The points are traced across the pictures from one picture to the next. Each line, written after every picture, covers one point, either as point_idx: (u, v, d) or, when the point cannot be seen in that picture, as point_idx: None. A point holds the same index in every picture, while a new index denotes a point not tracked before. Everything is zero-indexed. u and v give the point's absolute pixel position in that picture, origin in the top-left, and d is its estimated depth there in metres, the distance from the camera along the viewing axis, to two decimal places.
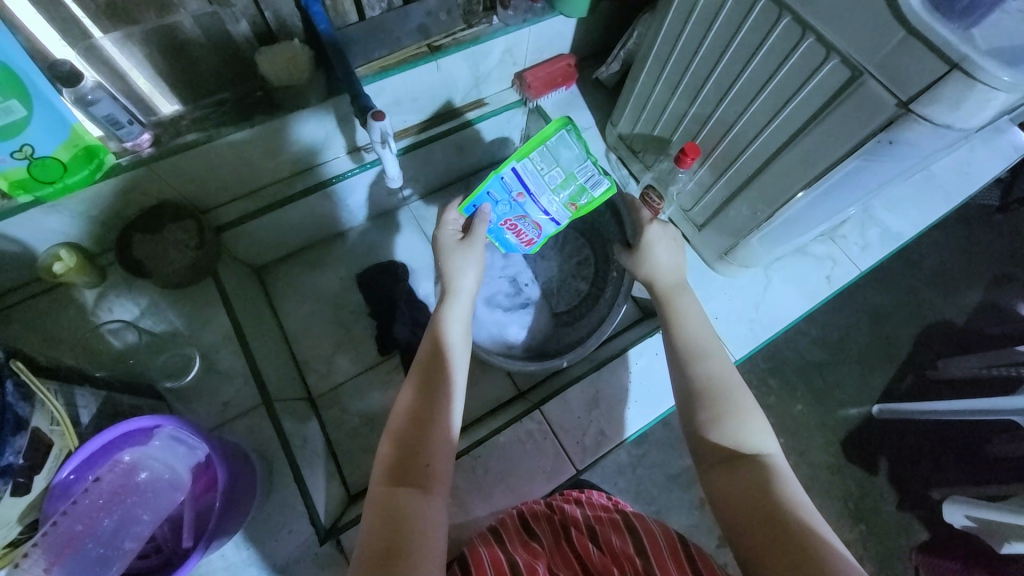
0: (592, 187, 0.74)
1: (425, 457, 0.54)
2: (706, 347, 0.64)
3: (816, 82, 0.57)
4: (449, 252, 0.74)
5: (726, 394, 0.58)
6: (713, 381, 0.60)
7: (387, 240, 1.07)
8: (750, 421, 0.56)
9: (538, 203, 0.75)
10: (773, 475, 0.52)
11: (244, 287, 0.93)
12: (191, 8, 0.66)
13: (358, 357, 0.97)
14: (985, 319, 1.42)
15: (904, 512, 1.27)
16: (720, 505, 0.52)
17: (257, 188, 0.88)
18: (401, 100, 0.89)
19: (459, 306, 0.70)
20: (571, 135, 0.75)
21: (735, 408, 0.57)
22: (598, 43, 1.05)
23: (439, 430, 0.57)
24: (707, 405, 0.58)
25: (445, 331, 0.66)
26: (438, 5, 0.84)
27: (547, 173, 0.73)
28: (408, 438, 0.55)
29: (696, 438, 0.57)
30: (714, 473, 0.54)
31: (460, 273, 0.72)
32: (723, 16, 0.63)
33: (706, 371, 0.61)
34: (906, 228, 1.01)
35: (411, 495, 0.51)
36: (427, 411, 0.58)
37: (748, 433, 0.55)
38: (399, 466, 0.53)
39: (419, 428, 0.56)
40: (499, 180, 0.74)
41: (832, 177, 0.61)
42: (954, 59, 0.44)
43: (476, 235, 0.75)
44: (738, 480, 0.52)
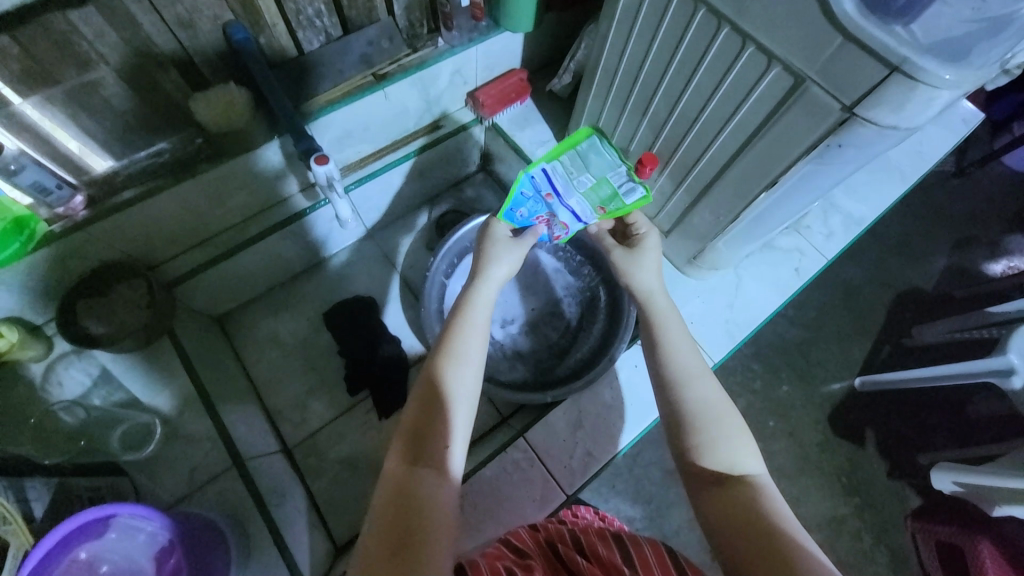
0: (624, 194, 0.71)
1: (443, 439, 0.51)
2: (696, 365, 0.58)
3: (760, 91, 0.56)
4: (490, 239, 0.69)
5: (718, 414, 0.54)
6: (705, 404, 0.55)
7: (354, 272, 1.04)
8: (739, 440, 0.53)
9: (566, 205, 0.72)
10: (762, 498, 0.49)
11: (205, 339, 0.89)
12: (112, 63, 0.63)
13: (336, 398, 0.94)
14: (953, 283, 1.46)
15: (894, 481, 1.30)
16: (710, 525, 0.49)
17: (210, 235, 0.84)
18: (352, 132, 0.86)
19: (487, 289, 0.63)
20: (603, 144, 0.76)
21: (728, 432, 0.53)
22: (549, 54, 1.04)
23: (460, 413, 0.53)
24: (699, 431, 0.53)
25: (471, 311, 0.60)
26: (378, 34, 0.83)
27: (576, 178, 0.73)
28: (425, 415, 0.52)
29: (685, 457, 0.53)
30: (705, 496, 0.51)
31: (495, 257, 0.67)
32: (665, 26, 0.63)
33: (697, 391, 0.56)
34: (867, 212, 1.02)
35: (426, 478, 0.48)
36: (448, 390, 0.53)
37: (735, 454, 0.52)
38: (416, 446, 0.50)
39: (438, 410, 0.52)
40: (529, 178, 0.72)
41: (788, 181, 0.60)
42: (894, 61, 0.44)
43: (524, 238, 0.70)
44: (727, 505, 0.49)
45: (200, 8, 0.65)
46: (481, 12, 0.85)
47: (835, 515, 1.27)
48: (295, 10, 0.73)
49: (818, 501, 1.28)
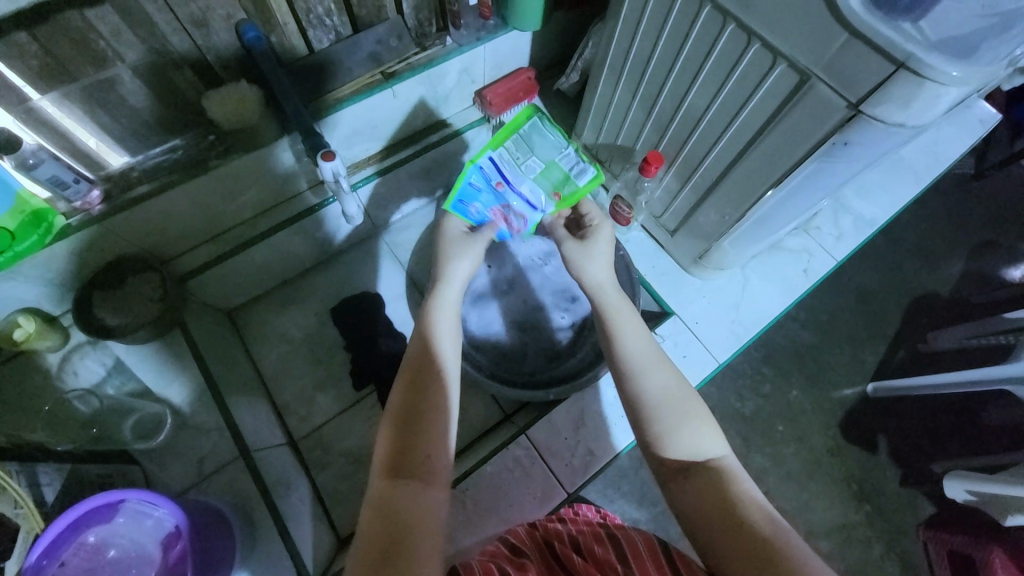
0: (574, 175, 0.75)
1: (426, 448, 0.51)
2: (652, 356, 0.58)
3: (765, 88, 0.56)
4: (448, 243, 0.70)
5: (675, 399, 0.54)
6: (662, 391, 0.55)
7: (361, 269, 1.05)
8: (699, 423, 0.53)
9: (519, 191, 0.73)
10: (728, 482, 0.49)
11: (216, 332, 0.91)
12: (129, 60, 0.65)
13: (341, 393, 0.95)
14: (970, 287, 1.43)
15: (907, 488, 1.27)
16: (681, 514, 0.49)
17: (222, 231, 0.86)
18: (360, 130, 0.88)
19: (450, 294, 0.65)
20: (543, 123, 0.77)
21: (685, 417, 0.53)
22: (558, 54, 1.04)
23: (440, 417, 0.53)
24: (657, 420, 0.53)
25: (438, 320, 0.62)
26: (388, 32, 0.83)
27: (524, 163, 0.74)
28: (405, 427, 0.52)
29: (648, 449, 0.53)
30: (672, 486, 0.50)
31: (455, 261, 0.68)
32: (671, 24, 0.63)
33: (652, 379, 0.55)
34: (879, 214, 1.00)
35: (411, 488, 0.48)
36: (422, 401, 0.54)
37: (696, 439, 0.52)
38: (397, 458, 0.50)
39: (416, 420, 0.52)
40: (477, 169, 0.73)
41: (794, 179, 0.60)
42: (900, 57, 0.43)
43: (479, 234, 0.71)
44: (695, 492, 0.48)
45: (214, 8, 0.66)
46: (488, 10, 0.86)
47: (845, 522, 1.25)
48: (305, 9, 0.74)
49: (827, 506, 1.26)
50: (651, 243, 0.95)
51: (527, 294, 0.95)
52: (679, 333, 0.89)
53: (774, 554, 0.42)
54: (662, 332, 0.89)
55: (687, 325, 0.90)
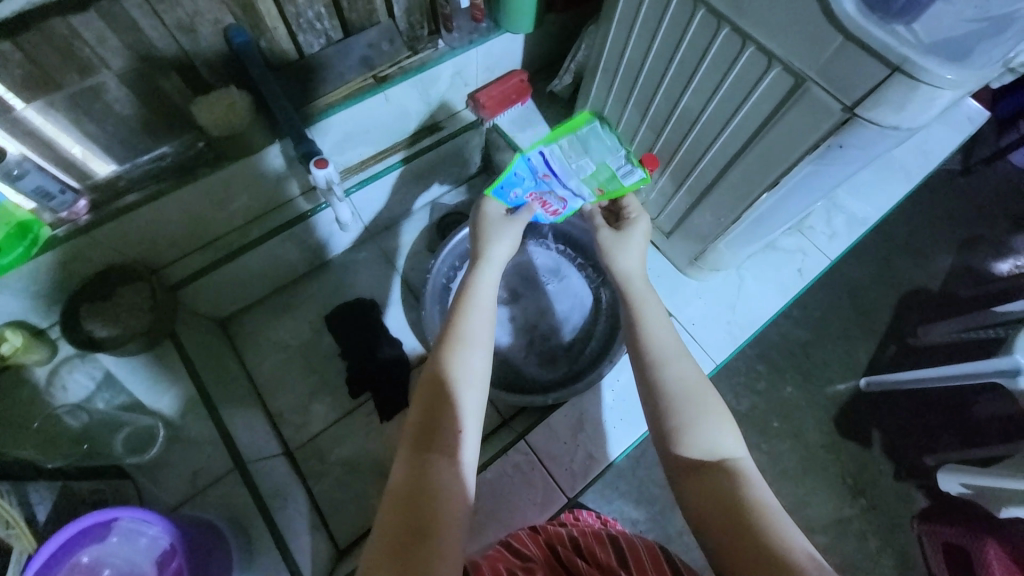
0: (623, 175, 0.75)
1: (456, 425, 0.51)
2: (673, 348, 0.57)
3: (761, 91, 0.56)
4: (487, 222, 0.70)
5: (695, 396, 0.54)
6: (683, 386, 0.54)
7: (356, 274, 1.04)
8: (717, 421, 0.52)
9: (566, 184, 0.73)
10: (741, 484, 0.48)
11: (208, 342, 0.90)
12: (114, 68, 0.63)
13: (337, 400, 0.94)
14: (960, 282, 1.44)
15: (901, 482, 1.28)
16: (692, 511, 0.49)
17: (213, 238, 0.85)
18: (352, 134, 0.87)
19: (489, 271, 0.64)
20: (601, 130, 0.82)
21: (704, 414, 0.52)
22: (550, 55, 1.04)
23: (471, 396, 0.53)
24: (675, 415, 0.53)
25: (475, 294, 0.61)
26: (379, 36, 0.83)
27: (572, 160, 0.75)
28: (434, 400, 0.52)
29: (662, 443, 0.53)
30: (686, 481, 0.50)
31: (493, 240, 0.68)
32: (665, 27, 0.63)
33: (673, 375, 0.55)
34: (871, 212, 1.01)
35: (439, 465, 0.49)
36: (455, 378, 0.53)
37: (712, 436, 0.51)
38: (426, 431, 0.50)
39: (445, 395, 0.52)
40: (526, 161, 0.73)
41: (789, 182, 0.60)
42: (894, 61, 0.43)
43: (517, 216, 0.71)
44: (707, 490, 0.48)
45: (201, 13, 0.65)
46: (481, 13, 0.86)
47: (841, 517, 1.26)
48: (295, 14, 0.73)
49: (823, 502, 1.27)
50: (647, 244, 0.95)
51: (526, 295, 0.94)
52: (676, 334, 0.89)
53: (784, 561, 0.42)
54: None
55: (684, 327, 0.90)
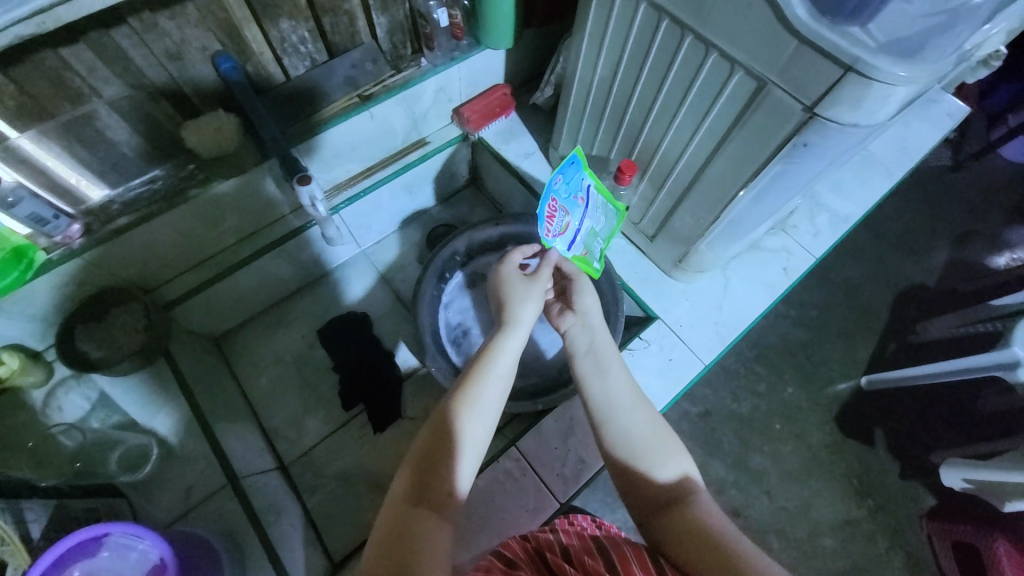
0: (597, 256, 0.80)
1: (445, 484, 0.51)
2: (629, 397, 0.59)
3: (726, 95, 0.58)
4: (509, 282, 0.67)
5: (649, 435, 0.58)
6: (638, 429, 0.58)
7: (349, 289, 1.05)
8: (672, 454, 0.57)
9: (582, 217, 0.73)
10: (701, 508, 0.52)
11: (202, 360, 0.91)
12: (106, 95, 0.66)
13: (330, 415, 0.95)
14: (955, 276, 1.45)
15: (908, 480, 1.27)
16: (665, 545, 0.51)
17: (206, 257, 0.87)
18: (340, 151, 0.90)
19: (514, 338, 0.62)
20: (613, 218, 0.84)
21: (659, 450, 0.57)
22: (532, 70, 1.07)
23: (466, 459, 0.53)
24: (638, 457, 0.56)
25: (492, 359, 0.59)
26: (362, 57, 0.86)
27: (597, 210, 0.78)
28: (425, 459, 0.52)
29: (631, 489, 0.56)
30: (656, 520, 0.53)
31: (521, 304, 0.65)
32: (634, 37, 0.65)
33: (629, 420, 0.58)
34: (854, 210, 1.02)
35: (423, 521, 0.48)
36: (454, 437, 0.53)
37: (670, 469, 0.56)
38: (413, 491, 0.50)
39: (441, 454, 0.52)
40: (578, 171, 0.69)
41: (761, 180, 0.61)
42: (847, 61, 0.45)
43: (540, 272, 0.68)
44: (677, 523, 0.51)
45: (188, 41, 0.68)
46: (461, 31, 0.89)
47: (848, 518, 1.25)
48: (280, 39, 0.76)
49: (829, 503, 1.26)
50: (633, 250, 0.96)
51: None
52: (664, 337, 0.90)
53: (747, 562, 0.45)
54: (647, 337, 0.90)
55: (672, 329, 0.91)
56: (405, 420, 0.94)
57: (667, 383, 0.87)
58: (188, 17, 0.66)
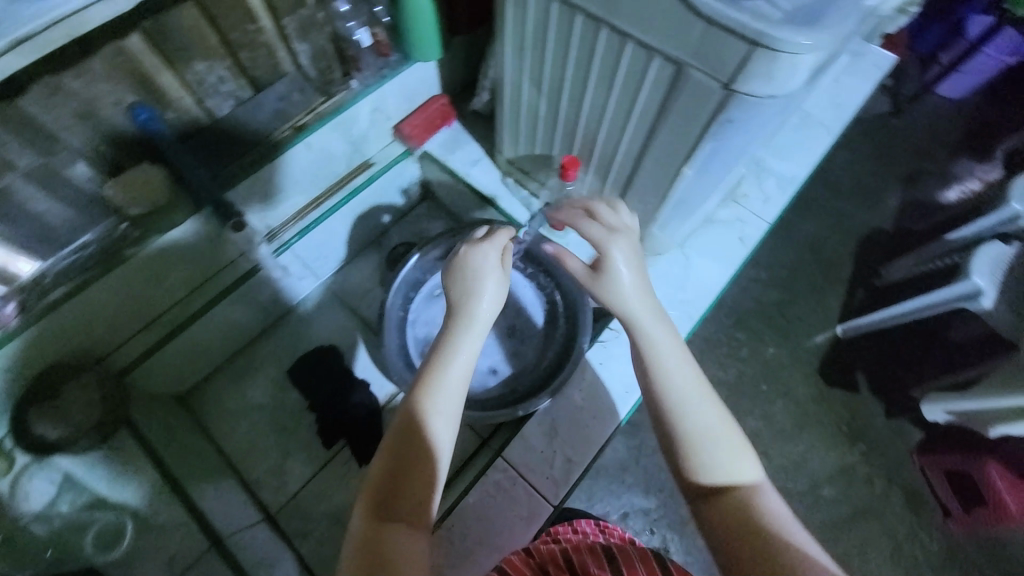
0: None
1: (416, 494, 0.51)
2: (688, 386, 0.56)
3: (649, 81, 0.58)
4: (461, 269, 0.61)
5: (711, 429, 0.54)
6: (700, 422, 0.54)
7: (316, 323, 1.03)
8: (735, 451, 0.54)
9: None
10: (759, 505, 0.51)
11: (169, 421, 0.88)
12: (21, 167, 0.63)
13: (312, 454, 0.93)
14: (909, 217, 1.49)
15: (893, 419, 1.31)
16: (716, 536, 0.50)
17: (155, 315, 0.83)
18: (284, 186, 0.88)
19: (472, 330, 0.58)
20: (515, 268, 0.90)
21: (722, 446, 0.54)
22: (467, 76, 1.06)
23: (435, 466, 0.52)
24: (697, 449, 0.53)
25: (451, 357, 0.56)
26: (288, 87, 0.83)
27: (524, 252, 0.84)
28: (393, 473, 0.51)
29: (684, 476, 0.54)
30: (710, 510, 0.52)
31: (479, 291, 0.60)
32: (552, 35, 0.65)
33: (692, 410, 0.55)
34: (798, 171, 1.05)
35: (396, 534, 0.48)
36: (417, 445, 0.52)
37: (731, 464, 0.53)
38: (383, 507, 0.50)
39: (408, 465, 0.51)
40: None
41: (698, 159, 0.62)
42: (752, 37, 0.45)
43: (497, 242, 0.64)
44: (731, 515, 0.50)
45: (99, 96, 0.65)
46: (385, 48, 0.88)
47: (843, 465, 1.28)
48: (197, 81, 0.73)
49: (823, 453, 1.29)
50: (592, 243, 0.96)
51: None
52: None
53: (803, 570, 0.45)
54: (617, 326, 0.91)
55: None
56: None
57: None
58: (95, 73, 0.63)
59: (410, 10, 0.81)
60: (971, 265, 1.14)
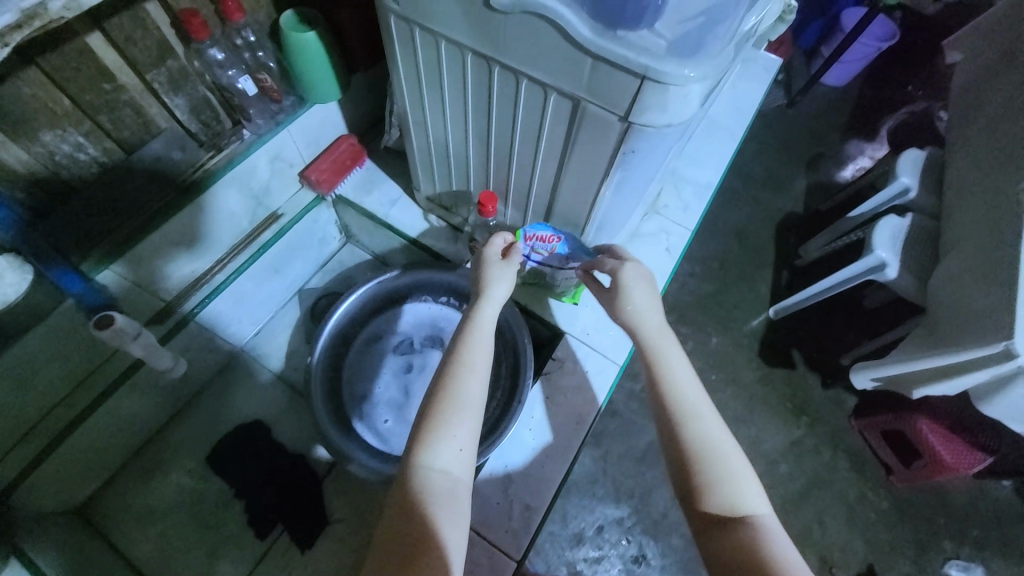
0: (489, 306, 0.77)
1: (455, 441, 0.51)
2: (698, 402, 0.55)
3: (549, 118, 0.57)
4: (487, 262, 0.65)
5: (715, 451, 0.52)
6: (705, 441, 0.52)
7: (239, 394, 0.94)
8: (742, 479, 0.51)
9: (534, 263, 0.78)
10: (766, 539, 0.47)
11: (67, 542, 0.74)
12: None
13: (246, 550, 0.84)
14: (817, 198, 1.60)
15: (830, 390, 1.39)
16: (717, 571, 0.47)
17: (30, 424, 0.69)
18: (177, 253, 0.79)
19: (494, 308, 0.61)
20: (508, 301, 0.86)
21: (728, 471, 0.51)
22: (374, 111, 1.01)
23: (471, 421, 0.52)
24: (702, 469, 0.51)
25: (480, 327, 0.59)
26: (166, 145, 0.74)
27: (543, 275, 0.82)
28: (435, 419, 0.51)
29: (686, 501, 0.52)
30: (711, 539, 0.48)
31: (499, 279, 0.64)
32: (446, 75, 0.62)
33: (698, 427, 0.53)
34: (712, 174, 1.09)
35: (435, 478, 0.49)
36: (458, 394, 0.52)
37: (739, 492, 0.50)
38: (427, 448, 0.50)
39: (448, 413, 0.51)
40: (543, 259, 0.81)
41: (610, 185, 0.61)
42: (639, 71, 0.44)
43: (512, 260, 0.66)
44: (730, 547, 0.47)
45: None
46: (276, 93, 0.81)
47: (794, 441, 1.34)
48: (48, 152, 0.63)
49: (774, 432, 1.34)
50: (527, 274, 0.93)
51: (416, 358, 0.93)
52: (576, 350, 0.88)
53: None
54: (559, 356, 0.88)
55: (581, 340, 0.88)
56: (334, 525, 0.87)
57: (589, 397, 0.86)
58: None
59: (295, 48, 0.74)
60: (872, 239, 1.10)
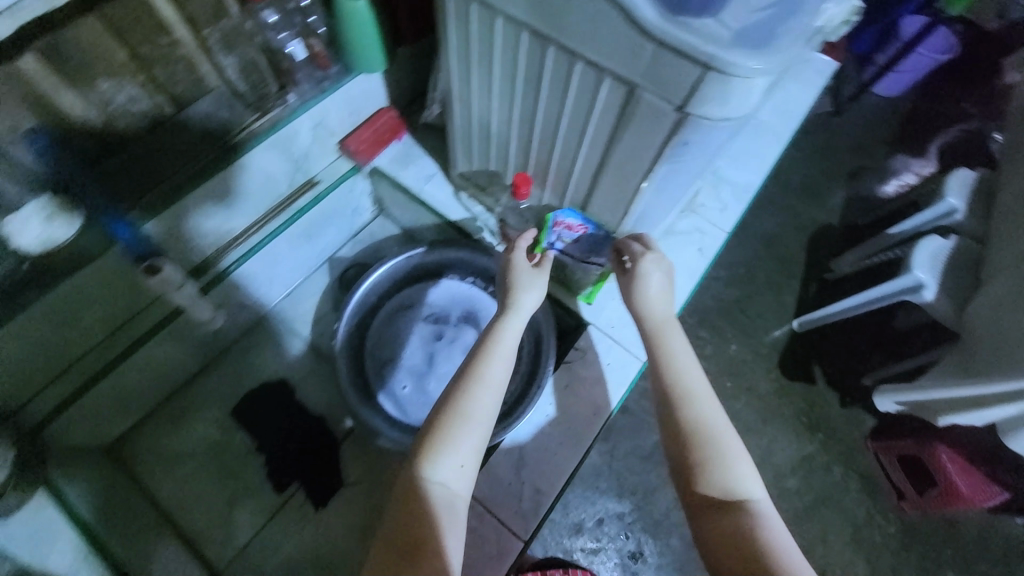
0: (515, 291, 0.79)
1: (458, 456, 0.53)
2: (700, 388, 0.56)
3: (601, 104, 0.56)
4: (515, 270, 0.67)
5: (713, 435, 0.53)
6: (704, 425, 0.53)
7: (264, 354, 0.97)
8: (738, 464, 0.52)
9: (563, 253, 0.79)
10: (760, 524, 0.48)
11: (94, 478, 0.79)
12: None
13: (261, 502, 0.87)
14: (856, 211, 1.54)
15: (848, 408, 1.35)
16: (710, 552, 0.48)
17: (71, 360, 0.74)
18: (218, 211, 0.80)
19: (517, 321, 0.63)
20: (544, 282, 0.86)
21: (725, 454, 0.52)
22: (416, 85, 1.01)
23: (478, 436, 0.54)
24: (698, 452, 0.52)
25: (499, 339, 0.60)
26: (215, 102, 0.75)
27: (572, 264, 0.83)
28: (442, 430, 0.53)
29: (683, 483, 0.53)
30: (705, 520, 0.50)
31: (525, 290, 0.65)
32: (498, 52, 0.61)
33: (698, 411, 0.54)
34: (752, 178, 1.06)
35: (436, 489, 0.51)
36: (467, 409, 0.54)
37: (735, 476, 0.51)
38: (432, 459, 0.52)
39: (456, 426, 0.53)
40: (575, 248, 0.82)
41: (655, 178, 0.60)
42: (703, 60, 0.43)
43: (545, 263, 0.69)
44: (723, 529, 0.48)
45: None
46: (324, 60, 0.82)
47: (805, 455, 1.31)
48: (104, 100, 0.64)
49: (786, 445, 1.32)
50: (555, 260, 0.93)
51: (446, 330, 0.93)
52: (597, 342, 0.87)
53: None
54: (581, 346, 0.88)
55: (604, 332, 0.88)
56: (346, 488, 0.89)
57: (608, 390, 0.86)
58: None
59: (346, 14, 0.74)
60: (911, 259, 1.05)
